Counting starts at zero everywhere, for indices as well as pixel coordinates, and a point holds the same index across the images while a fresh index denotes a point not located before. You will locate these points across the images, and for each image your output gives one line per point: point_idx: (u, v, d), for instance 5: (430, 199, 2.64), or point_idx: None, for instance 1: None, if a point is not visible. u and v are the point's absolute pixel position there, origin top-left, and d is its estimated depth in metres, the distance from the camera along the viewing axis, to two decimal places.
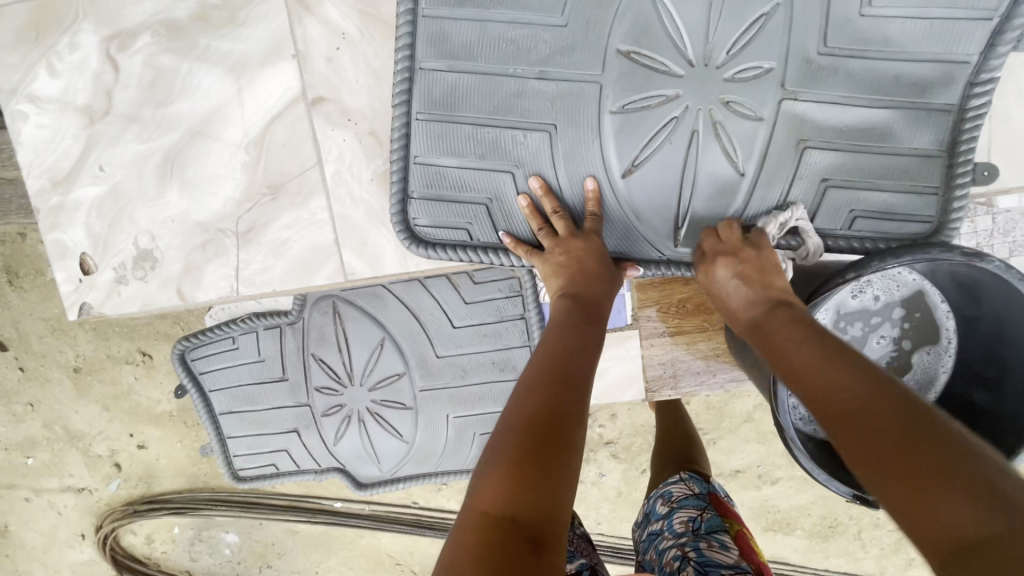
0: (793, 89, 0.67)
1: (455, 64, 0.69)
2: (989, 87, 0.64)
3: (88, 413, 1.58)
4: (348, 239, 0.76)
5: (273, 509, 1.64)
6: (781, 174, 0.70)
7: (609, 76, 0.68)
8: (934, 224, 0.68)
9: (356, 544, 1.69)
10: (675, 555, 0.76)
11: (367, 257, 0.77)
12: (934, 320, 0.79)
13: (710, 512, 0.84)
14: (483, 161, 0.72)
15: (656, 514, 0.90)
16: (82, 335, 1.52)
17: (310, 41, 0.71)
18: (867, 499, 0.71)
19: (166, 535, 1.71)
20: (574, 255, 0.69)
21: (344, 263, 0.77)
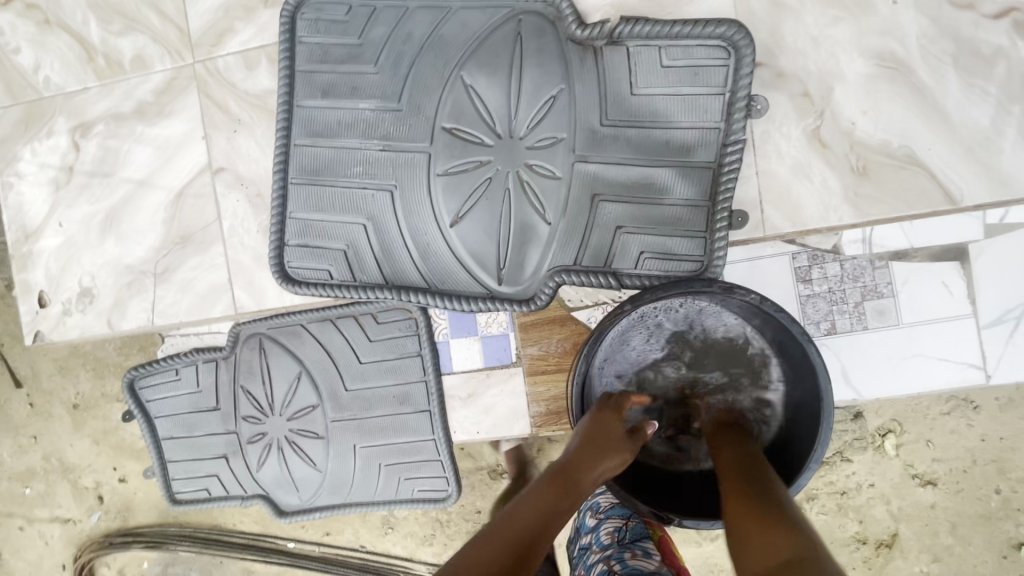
0: (582, 153, 0.81)
1: (319, 140, 0.88)
2: (738, 146, 0.77)
3: (81, 446, 1.72)
4: (239, 278, 0.94)
5: (231, 546, 1.67)
6: (580, 222, 0.82)
7: (436, 146, 0.85)
8: (704, 263, 0.79)
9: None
10: (602, 567, 0.81)
11: (253, 293, 0.94)
12: (747, 356, 0.87)
13: (636, 521, 0.90)
14: (340, 215, 0.88)
15: (585, 528, 0.94)
16: (83, 373, 1.71)
17: (216, 126, 0.92)
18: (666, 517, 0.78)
19: (135, 569, 1.78)
20: (600, 421, 0.79)
21: (235, 299, 0.94)
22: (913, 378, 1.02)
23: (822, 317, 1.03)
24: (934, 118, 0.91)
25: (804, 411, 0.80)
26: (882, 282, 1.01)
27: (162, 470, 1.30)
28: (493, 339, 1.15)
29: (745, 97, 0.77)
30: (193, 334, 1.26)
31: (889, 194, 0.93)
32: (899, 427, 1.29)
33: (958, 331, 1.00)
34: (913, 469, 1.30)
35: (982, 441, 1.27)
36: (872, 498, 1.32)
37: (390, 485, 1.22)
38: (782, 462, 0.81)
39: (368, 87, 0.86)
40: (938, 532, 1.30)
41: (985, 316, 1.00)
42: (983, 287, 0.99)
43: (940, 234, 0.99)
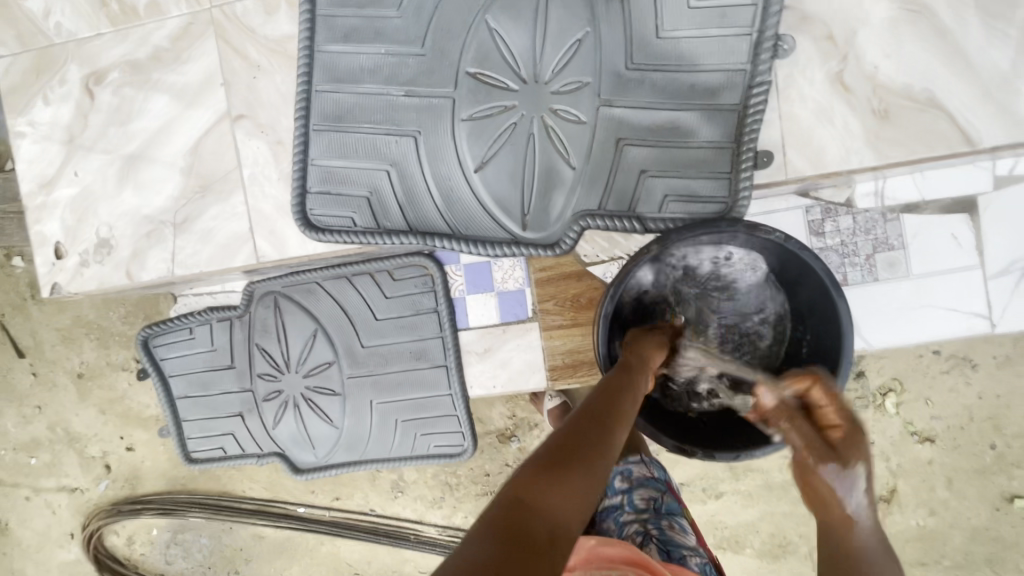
0: (608, 97, 0.82)
1: (342, 86, 0.88)
2: (764, 88, 0.77)
3: (87, 416, 1.73)
4: (259, 227, 0.93)
5: (241, 513, 1.72)
6: (604, 166, 0.83)
7: (461, 91, 0.85)
8: (728, 204, 0.80)
9: (317, 552, 1.74)
10: (637, 530, 0.82)
11: (274, 242, 0.94)
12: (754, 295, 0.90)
13: (670, 497, 0.90)
14: (363, 161, 0.88)
15: (612, 488, 0.90)
16: (87, 342, 1.71)
17: (235, 72, 0.91)
18: (688, 450, 0.80)
19: (145, 537, 1.80)
20: (637, 338, 0.83)
21: (256, 247, 0.94)
22: (920, 329, 1.05)
23: (833, 271, 1.05)
24: (958, 62, 0.89)
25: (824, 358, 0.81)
26: (893, 235, 1.03)
27: (177, 429, 1.31)
28: (509, 295, 1.16)
29: (772, 39, 0.77)
30: (206, 293, 1.26)
31: (910, 137, 0.91)
32: (900, 385, 1.33)
33: (965, 283, 1.03)
34: (912, 426, 1.34)
35: (979, 399, 1.31)
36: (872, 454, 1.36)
37: (406, 441, 1.24)
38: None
39: (392, 31, 0.85)
40: (934, 487, 1.35)
41: (991, 269, 1.02)
42: (990, 240, 1.02)
43: (950, 186, 1.01)
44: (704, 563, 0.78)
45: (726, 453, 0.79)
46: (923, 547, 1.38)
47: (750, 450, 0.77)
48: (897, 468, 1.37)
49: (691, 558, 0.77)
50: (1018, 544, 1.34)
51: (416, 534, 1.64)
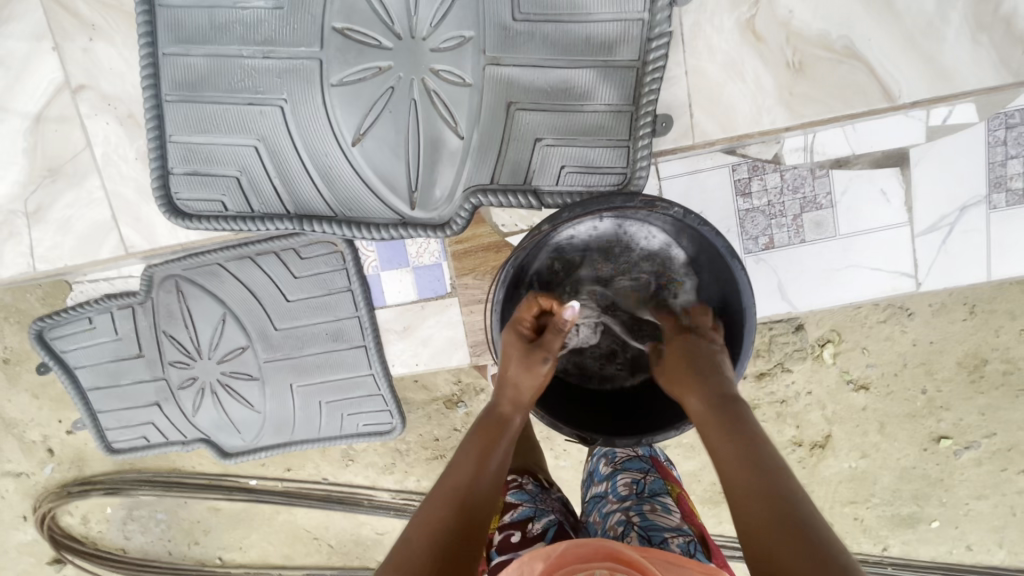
0: (494, 55, 0.72)
1: (191, 48, 0.76)
2: (663, 41, 0.69)
3: (19, 402, 1.53)
4: (122, 215, 0.97)
5: (193, 488, 1.60)
6: (494, 135, 0.74)
7: (328, 51, 0.74)
8: (627, 176, 0.74)
9: (275, 520, 1.65)
10: (619, 520, 0.78)
11: (141, 228, 0.98)
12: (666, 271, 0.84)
13: (654, 475, 0.86)
14: (226, 136, 0.77)
15: (598, 475, 0.90)
16: (7, 328, 1.47)
17: (67, 35, 0.91)
18: (587, 437, 0.80)
19: (100, 516, 1.66)
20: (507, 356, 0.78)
21: (123, 237, 0.98)
22: (847, 289, 1.02)
23: (761, 232, 1.00)
24: (881, 10, 0.89)
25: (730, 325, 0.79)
26: (822, 192, 0.98)
27: (93, 421, 1.25)
28: (426, 269, 1.10)
29: None
30: (102, 279, 1.17)
31: (827, 92, 0.92)
32: (838, 336, 1.32)
33: (893, 240, 0.99)
34: (847, 375, 1.35)
35: (914, 346, 1.31)
36: (809, 403, 1.37)
37: (333, 421, 1.20)
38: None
39: None
40: (867, 431, 1.38)
41: (920, 226, 0.98)
42: (921, 195, 0.97)
43: (882, 139, 0.95)
44: (689, 542, 0.71)
45: (626, 438, 0.80)
46: (854, 487, 1.43)
47: (648, 436, 0.78)
48: (832, 415, 1.38)
49: (672, 539, 0.71)
50: (941, 480, 1.39)
51: (369, 499, 1.56)
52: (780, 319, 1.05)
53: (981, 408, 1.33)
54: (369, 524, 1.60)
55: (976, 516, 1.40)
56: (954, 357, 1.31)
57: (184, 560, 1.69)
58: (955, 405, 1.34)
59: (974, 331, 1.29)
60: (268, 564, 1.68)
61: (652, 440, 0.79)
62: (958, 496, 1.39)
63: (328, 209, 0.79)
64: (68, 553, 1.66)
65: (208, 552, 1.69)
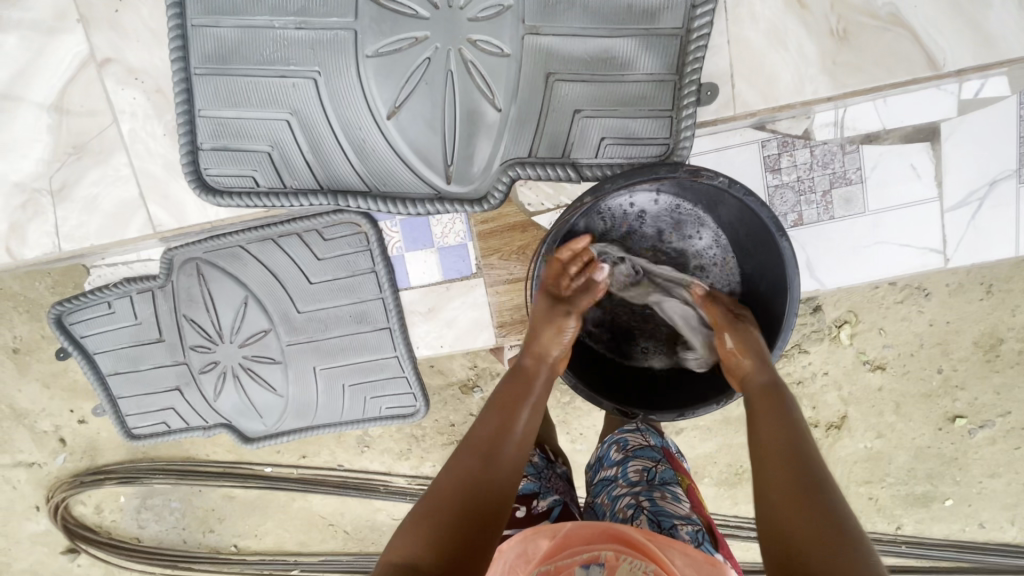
0: (533, 24, 0.70)
1: (221, 19, 0.74)
2: (709, 7, 0.68)
3: (31, 392, 1.52)
4: (150, 192, 0.95)
5: (208, 475, 1.60)
6: (533, 106, 0.73)
7: (363, 21, 0.72)
8: (669, 146, 0.73)
9: (290, 507, 1.65)
10: (629, 503, 0.78)
11: (171, 206, 0.96)
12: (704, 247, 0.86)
13: (665, 465, 0.85)
14: (257, 109, 0.76)
15: (608, 460, 0.89)
16: (17, 316, 1.45)
17: (89, 9, 0.89)
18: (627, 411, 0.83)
19: (114, 504, 1.65)
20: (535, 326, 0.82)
21: (152, 215, 0.96)
22: (873, 266, 1.02)
23: (789, 209, 1.00)
24: None
25: (770, 302, 0.81)
26: (852, 167, 0.97)
27: (113, 407, 1.24)
28: (450, 250, 1.09)
29: None
30: (121, 263, 1.16)
31: (868, 61, 0.90)
32: (856, 317, 1.32)
33: (920, 216, 0.99)
34: (865, 355, 1.35)
35: (930, 326, 1.32)
36: (826, 384, 1.38)
37: (356, 404, 1.20)
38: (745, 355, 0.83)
39: None
40: (882, 411, 1.38)
41: (950, 201, 0.98)
42: (951, 169, 0.97)
43: (914, 112, 0.94)
44: (698, 530, 0.72)
45: (667, 413, 0.82)
46: (869, 467, 1.43)
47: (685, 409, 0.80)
48: (848, 396, 1.39)
49: (682, 527, 0.71)
50: (955, 459, 1.40)
51: (385, 485, 1.56)
52: (806, 297, 1.05)
53: (996, 387, 1.34)
54: (385, 510, 1.60)
55: (989, 494, 1.41)
56: (970, 336, 1.32)
57: (198, 548, 1.69)
58: (970, 384, 1.35)
59: (991, 310, 1.29)
60: (283, 551, 1.68)
61: (693, 413, 0.81)
62: (971, 475, 1.40)
63: (362, 184, 0.78)
64: (82, 542, 1.66)
65: (223, 540, 1.68)
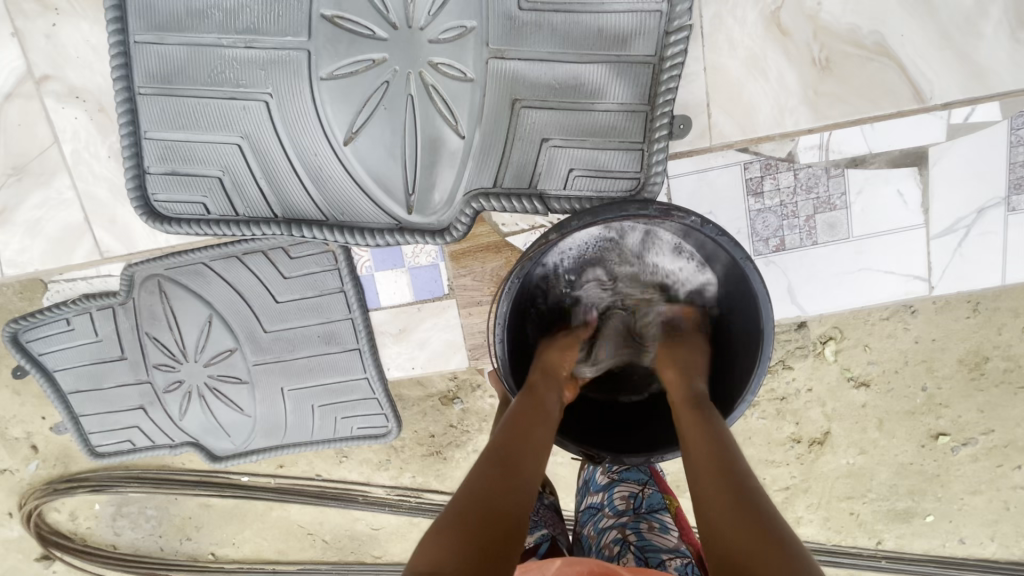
0: (498, 48, 0.66)
1: (165, 36, 0.69)
2: (683, 35, 0.64)
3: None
4: (96, 217, 0.97)
5: (183, 484, 1.56)
6: (498, 135, 0.69)
7: (317, 41, 0.68)
8: (640, 180, 0.69)
9: (267, 516, 1.62)
10: (615, 537, 0.76)
11: (117, 231, 0.98)
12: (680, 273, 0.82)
13: (652, 488, 0.84)
14: (206, 133, 0.71)
15: (594, 486, 0.88)
16: None
17: (36, 21, 0.88)
18: (595, 455, 0.78)
19: (88, 512, 1.62)
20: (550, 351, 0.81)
21: (97, 241, 0.98)
22: (858, 291, 0.99)
23: (772, 233, 0.96)
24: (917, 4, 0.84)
25: (750, 333, 0.75)
26: (836, 193, 0.94)
27: (75, 424, 1.20)
28: (423, 271, 1.05)
29: None
30: (80, 278, 1.11)
31: (849, 92, 0.87)
32: (841, 333, 1.29)
33: (907, 241, 0.95)
34: (848, 371, 1.32)
35: (915, 343, 1.29)
36: (809, 401, 1.35)
37: (327, 424, 1.16)
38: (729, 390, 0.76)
39: None
40: (866, 428, 1.36)
41: (937, 227, 0.95)
42: (938, 196, 0.93)
43: (901, 138, 0.91)
44: (687, 563, 0.69)
45: (636, 457, 0.77)
46: (850, 483, 1.41)
47: (658, 455, 0.75)
48: (832, 412, 1.36)
49: (670, 562, 0.69)
50: (938, 476, 1.38)
51: (363, 495, 1.53)
52: (787, 322, 1.02)
53: (981, 405, 1.32)
54: (364, 520, 1.57)
55: (971, 510, 1.39)
56: (955, 355, 1.29)
57: (175, 555, 1.66)
58: (955, 402, 1.32)
59: (976, 329, 1.26)
60: (261, 559, 1.65)
61: (663, 457, 0.76)
62: (953, 491, 1.38)
63: (320, 213, 0.74)
64: (56, 550, 1.63)
65: (200, 548, 1.65)
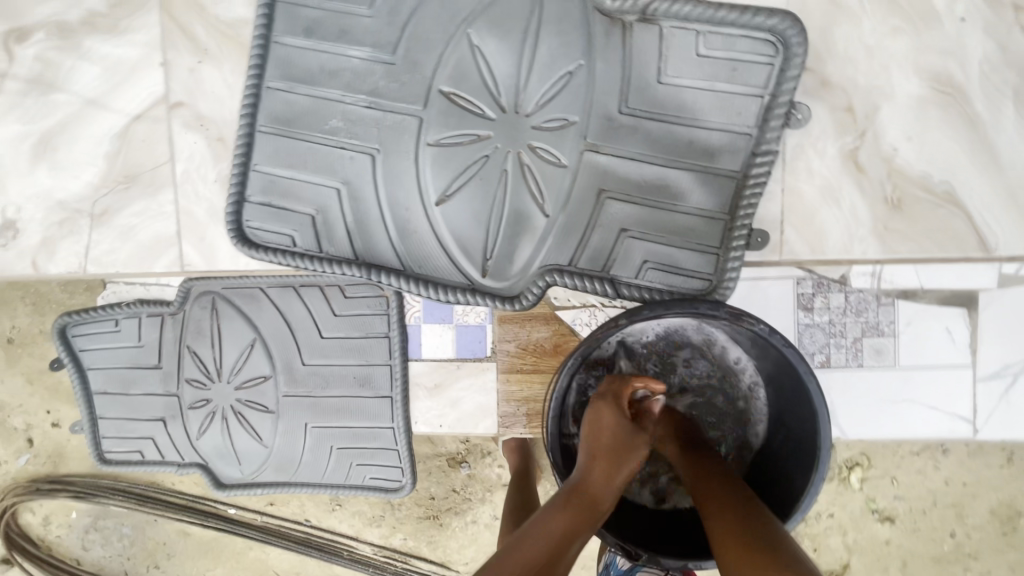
0: (595, 143, 0.72)
1: (295, 85, 0.76)
2: (768, 158, 0.69)
3: (12, 384, 1.48)
4: (188, 233, 0.96)
5: (168, 507, 1.48)
6: (580, 218, 0.74)
7: (431, 111, 0.74)
8: (713, 282, 0.72)
9: (244, 556, 1.54)
10: None
11: (204, 250, 0.97)
12: (727, 371, 0.84)
13: (676, 573, 0.79)
14: (312, 175, 0.77)
15: (617, 570, 0.84)
16: (22, 307, 1.44)
17: (177, 55, 0.91)
18: (632, 551, 0.75)
19: (63, 519, 1.55)
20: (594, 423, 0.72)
21: (182, 254, 0.97)
22: (900, 421, 0.98)
23: (818, 349, 0.97)
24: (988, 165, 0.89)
25: (801, 438, 0.76)
26: (885, 319, 0.96)
27: (93, 426, 1.19)
28: (468, 330, 1.07)
29: (785, 104, 0.68)
30: (139, 282, 1.14)
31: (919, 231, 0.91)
32: (869, 460, 1.25)
33: (952, 377, 0.96)
34: (874, 504, 1.27)
35: (946, 485, 1.24)
36: (830, 527, 1.29)
37: (341, 469, 1.15)
38: (787, 481, 0.76)
39: (360, 31, 0.74)
40: (888, 568, 1.28)
41: (984, 370, 0.95)
42: (986, 339, 0.95)
43: (953, 278, 0.93)
44: None
45: (673, 558, 0.74)
46: None
47: (697, 560, 0.72)
48: (853, 544, 1.29)
49: None
50: None
51: (348, 551, 1.45)
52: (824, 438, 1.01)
53: (1011, 562, 1.25)
54: None
55: None
56: (988, 505, 1.24)
57: None
58: (984, 556, 1.25)
59: (1012, 481, 1.22)
60: None
61: (702, 563, 0.72)
62: None
63: (397, 262, 0.77)
64: (18, 555, 1.54)
65: None
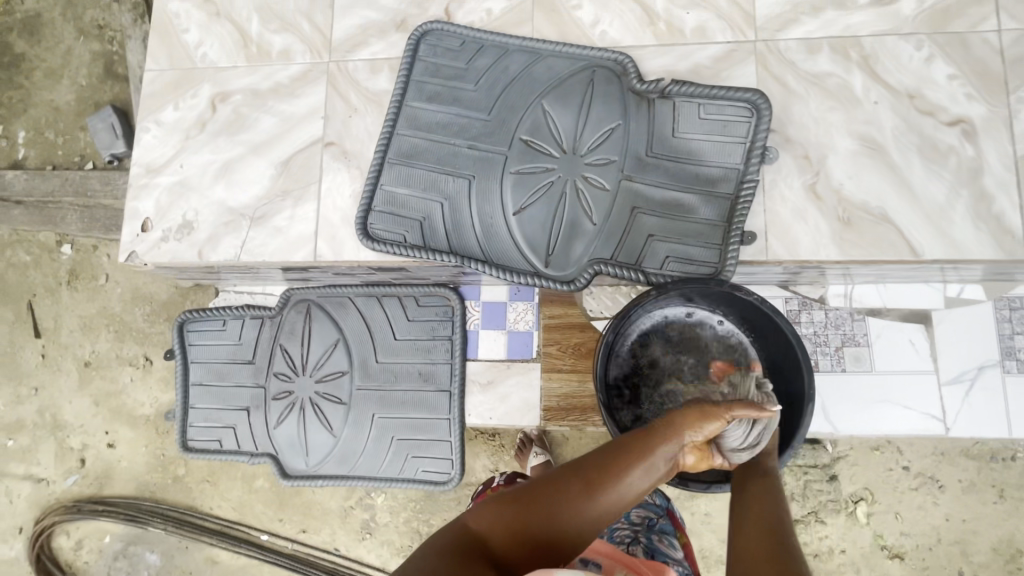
0: (629, 173, 1.02)
1: (417, 132, 1.09)
2: (753, 184, 0.98)
3: (79, 405, 1.64)
4: (322, 232, 1.11)
5: (201, 531, 1.56)
6: (619, 225, 1.02)
7: (513, 151, 1.06)
8: (718, 269, 0.98)
9: None
10: (627, 536, 0.92)
11: (333, 245, 1.11)
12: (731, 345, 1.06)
13: (665, 519, 0.99)
14: (423, 192, 1.07)
15: None
16: (104, 335, 1.65)
17: (334, 107, 1.13)
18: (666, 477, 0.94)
19: (95, 544, 1.62)
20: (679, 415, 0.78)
21: (316, 249, 1.10)
22: (884, 425, 1.16)
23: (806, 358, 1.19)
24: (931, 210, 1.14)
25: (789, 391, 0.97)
26: (859, 332, 1.18)
27: (182, 416, 1.37)
28: (518, 335, 1.29)
29: (761, 149, 0.99)
30: (246, 291, 1.39)
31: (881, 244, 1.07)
32: (872, 496, 1.37)
33: (922, 386, 1.16)
34: (882, 540, 1.37)
35: (946, 521, 1.35)
36: (842, 564, 1.37)
37: (396, 462, 1.30)
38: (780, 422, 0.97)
39: (467, 99, 1.08)
40: None
41: (946, 376, 1.16)
42: (944, 352, 1.17)
43: (909, 299, 1.18)
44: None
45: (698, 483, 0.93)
46: None
47: (719, 483, 0.91)
48: None
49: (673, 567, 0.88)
50: None
51: None
52: (820, 436, 1.18)
53: None
54: None
55: None
56: (989, 540, 1.34)
57: None
58: None
59: (1008, 515, 1.33)
60: None
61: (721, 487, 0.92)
62: None
63: (482, 255, 1.04)
64: None
65: None
